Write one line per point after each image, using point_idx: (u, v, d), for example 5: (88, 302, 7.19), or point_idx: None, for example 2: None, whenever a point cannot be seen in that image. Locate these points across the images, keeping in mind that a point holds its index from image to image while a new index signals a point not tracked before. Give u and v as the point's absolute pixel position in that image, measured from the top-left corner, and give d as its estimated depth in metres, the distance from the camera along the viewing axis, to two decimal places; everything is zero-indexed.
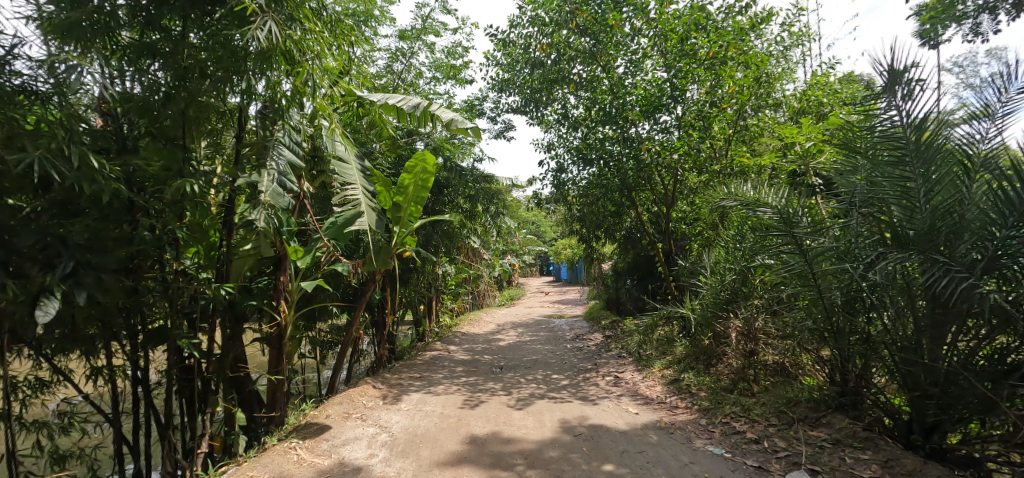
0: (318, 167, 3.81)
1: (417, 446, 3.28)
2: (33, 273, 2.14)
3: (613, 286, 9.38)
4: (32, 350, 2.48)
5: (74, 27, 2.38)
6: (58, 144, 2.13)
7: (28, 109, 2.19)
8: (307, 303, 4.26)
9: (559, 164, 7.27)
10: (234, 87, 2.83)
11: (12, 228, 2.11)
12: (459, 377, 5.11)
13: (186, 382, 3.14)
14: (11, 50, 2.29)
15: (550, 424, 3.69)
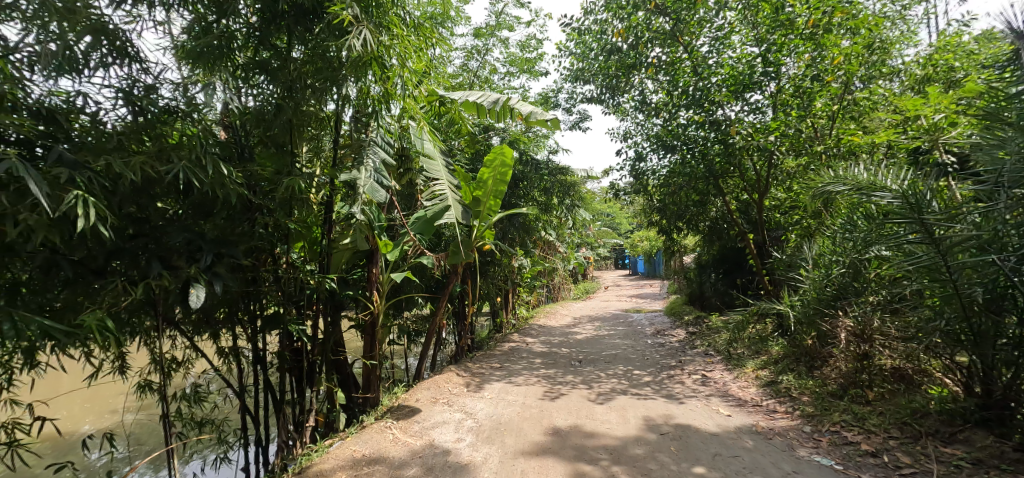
0: (405, 166, 4.01)
1: (502, 434, 3.38)
2: (181, 265, 2.48)
3: (697, 280, 8.99)
4: (175, 330, 2.86)
5: (201, 52, 2.68)
6: (198, 156, 2.42)
7: (170, 126, 2.52)
8: (395, 294, 4.50)
9: (638, 153, 7.06)
10: (333, 96, 3.04)
11: (162, 227, 2.46)
12: (538, 369, 5.16)
13: (296, 363, 3.46)
14: (156, 76, 2.62)
15: (634, 421, 3.64)
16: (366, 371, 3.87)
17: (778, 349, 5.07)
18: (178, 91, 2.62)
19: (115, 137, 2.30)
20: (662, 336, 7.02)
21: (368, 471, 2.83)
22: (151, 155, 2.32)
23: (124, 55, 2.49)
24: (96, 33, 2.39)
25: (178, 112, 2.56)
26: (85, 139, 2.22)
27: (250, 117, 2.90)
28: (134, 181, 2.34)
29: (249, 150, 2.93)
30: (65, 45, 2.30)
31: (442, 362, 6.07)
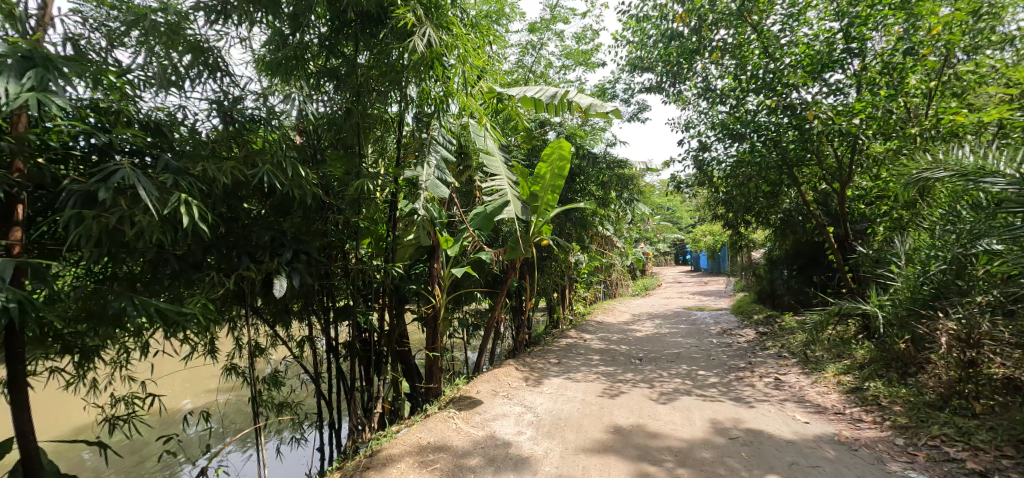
0: (465, 163, 4.09)
1: (562, 429, 3.40)
2: (266, 259, 2.69)
3: (768, 277, 8.56)
4: (258, 320, 3.09)
5: (280, 65, 2.91)
6: (279, 160, 2.61)
7: (255, 133, 2.76)
8: (455, 288, 4.62)
9: (701, 142, 6.80)
10: (394, 98, 3.16)
11: (248, 225, 2.70)
12: (598, 366, 5.13)
13: (364, 352, 3.64)
14: (243, 88, 2.84)
15: (701, 423, 3.54)
16: (430, 363, 3.99)
17: (863, 352, 4.72)
18: (260, 101, 2.83)
19: (209, 147, 2.54)
20: (729, 336, 6.76)
21: (433, 458, 2.93)
22: (240, 160, 2.56)
23: (214, 69, 2.72)
24: (191, 52, 2.63)
25: (259, 120, 2.80)
26: (184, 147, 2.47)
27: (323, 122, 3.06)
28: (226, 186, 2.56)
29: (321, 153, 3.12)
30: (166, 64, 2.56)
31: (501, 356, 6.16)
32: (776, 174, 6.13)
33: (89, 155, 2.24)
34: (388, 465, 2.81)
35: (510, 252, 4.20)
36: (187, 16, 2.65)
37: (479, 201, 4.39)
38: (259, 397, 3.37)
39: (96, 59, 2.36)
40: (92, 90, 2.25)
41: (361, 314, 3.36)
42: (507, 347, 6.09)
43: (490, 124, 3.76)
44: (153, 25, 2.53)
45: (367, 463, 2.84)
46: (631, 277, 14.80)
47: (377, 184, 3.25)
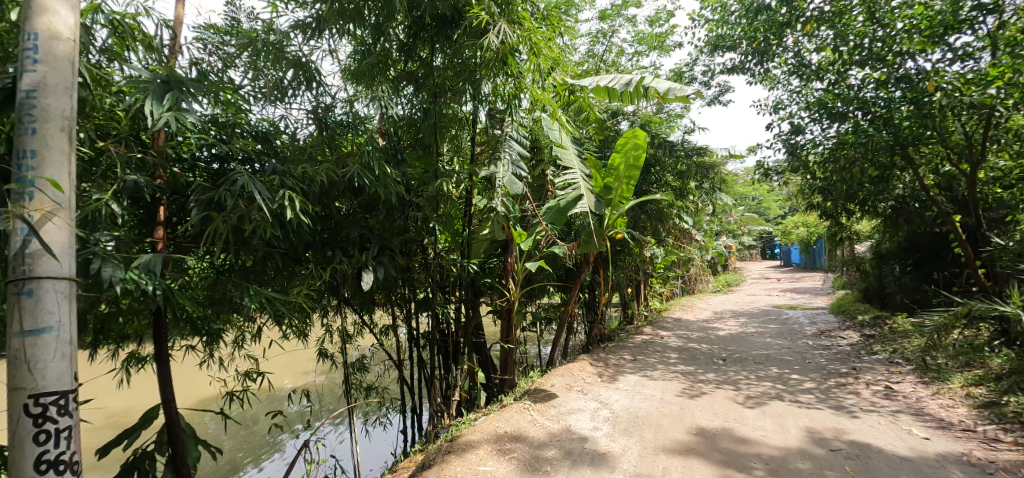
0: (537, 158, 4.12)
1: (641, 428, 3.35)
2: (355, 253, 2.90)
3: (877, 273, 7.78)
4: (346, 308, 3.32)
5: (366, 72, 3.11)
6: (367, 160, 2.81)
7: (345, 138, 3.03)
8: (528, 283, 4.68)
9: (794, 125, 6.34)
10: (467, 95, 3.26)
11: (340, 222, 2.92)
12: (676, 365, 4.97)
13: (442, 341, 3.78)
14: (334, 96, 3.13)
15: (795, 431, 3.33)
16: (504, 355, 4.05)
17: (999, 361, 4.14)
18: (349, 108, 3.14)
19: (307, 151, 2.76)
20: (827, 338, 6.25)
21: (510, 447, 2.98)
22: (332, 162, 2.77)
23: (307, 81, 2.99)
24: (287, 66, 2.90)
25: (349, 126, 3.10)
26: (286, 153, 2.71)
27: (403, 124, 3.31)
28: (321, 186, 2.79)
29: (402, 154, 3.34)
30: (271, 78, 2.85)
31: (575, 350, 6.15)
32: (885, 155, 5.52)
33: (211, 165, 2.56)
34: (467, 449, 2.89)
35: (582, 247, 4.14)
36: (287, 35, 2.97)
37: (551, 195, 4.40)
38: (348, 379, 3.63)
39: (216, 79, 2.61)
40: (213, 106, 2.53)
41: (439, 306, 3.48)
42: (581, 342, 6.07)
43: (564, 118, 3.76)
44: (258, 44, 2.81)
45: (447, 447, 2.95)
46: (712, 271, 14.13)
47: (454, 182, 3.38)
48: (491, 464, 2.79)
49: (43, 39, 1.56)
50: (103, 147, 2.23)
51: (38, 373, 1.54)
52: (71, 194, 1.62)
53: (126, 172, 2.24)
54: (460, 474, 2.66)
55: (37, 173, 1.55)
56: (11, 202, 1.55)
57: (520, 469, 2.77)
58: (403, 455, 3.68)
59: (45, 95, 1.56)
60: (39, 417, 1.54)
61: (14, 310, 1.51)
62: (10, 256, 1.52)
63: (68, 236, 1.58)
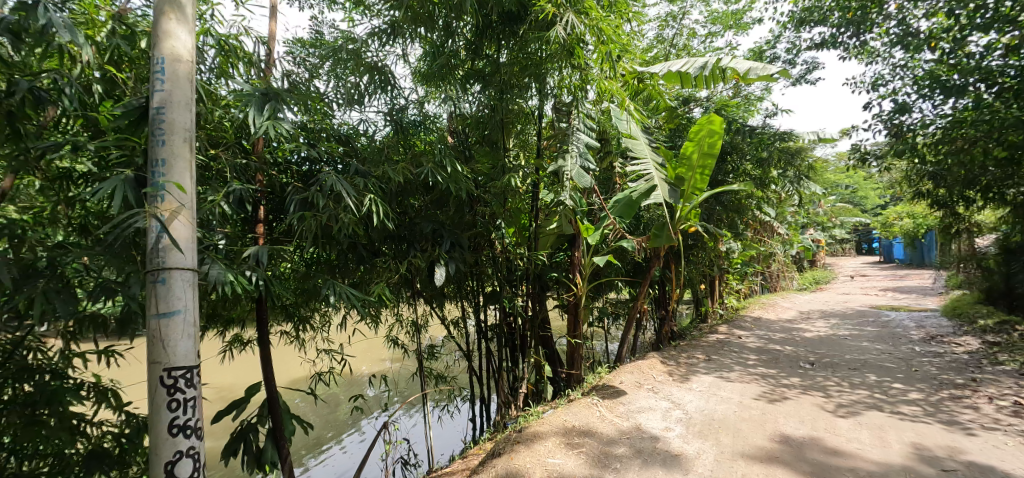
0: (604, 149, 4.06)
1: (717, 431, 3.23)
2: (429, 248, 3.09)
3: (999, 271, 6.91)
4: (418, 299, 3.46)
5: (438, 74, 3.21)
6: (440, 160, 2.93)
7: (418, 138, 3.23)
8: (595, 278, 4.64)
9: (900, 103, 5.81)
10: (532, 91, 3.31)
11: (414, 220, 3.13)
12: (755, 367, 4.72)
13: (509, 335, 3.84)
14: (407, 98, 3.30)
15: (898, 446, 3.05)
16: (571, 350, 4.01)
17: None
18: (419, 108, 3.32)
19: (383, 152, 2.98)
20: (937, 344, 5.65)
21: (579, 442, 2.98)
22: (407, 161, 2.96)
23: (381, 85, 3.15)
24: (364, 71, 3.09)
25: (420, 125, 3.30)
26: (365, 154, 2.95)
27: (471, 121, 3.37)
28: (397, 185, 2.99)
29: (470, 150, 3.45)
30: (349, 85, 3.06)
31: (646, 347, 6.01)
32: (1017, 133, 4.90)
33: (300, 167, 2.81)
34: (535, 441, 2.92)
35: (652, 240, 4.00)
36: (363, 42, 3.15)
37: (620, 187, 4.28)
38: (422, 366, 3.84)
39: (304, 89, 2.78)
40: (301, 114, 2.78)
41: (507, 299, 3.61)
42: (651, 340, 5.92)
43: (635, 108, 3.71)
44: (337, 54, 3.06)
45: (516, 437, 3.00)
46: (798, 267, 13.22)
47: (521, 177, 3.40)
48: (561, 458, 2.80)
49: (167, 61, 1.76)
50: (213, 154, 2.47)
51: (170, 350, 1.74)
52: (193, 195, 1.81)
53: (232, 177, 2.48)
54: (529, 466, 2.69)
55: (166, 178, 1.76)
56: (147, 204, 1.77)
57: (589, 464, 2.77)
58: (472, 443, 3.79)
59: (169, 111, 1.76)
60: (172, 389, 1.75)
61: (152, 296, 1.73)
62: (147, 250, 1.74)
63: (191, 232, 1.78)
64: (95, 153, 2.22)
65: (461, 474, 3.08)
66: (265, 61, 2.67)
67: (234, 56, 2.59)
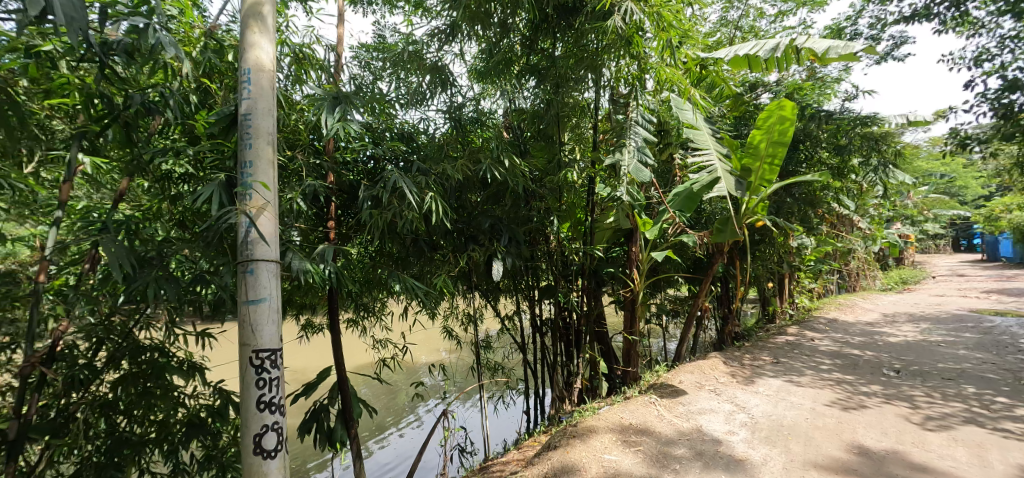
0: (663, 141, 3.92)
1: (786, 438, 3.06)
2: (486, 242, 3.13)
3: None
4: (474, 292, 3.51)
5: (492, 71, 3.26)
6: (497, 155, 3.00)
7: (475, 135, 3.27)
8: (653, 274, 4.52)
9: (1010, 80, 5.22)
10: (587, 84, 3.24)
11: (472, 214, 3.18)
12: (829, 372, 4.42)
13: (564, 330, 3.82)
14: (463, 96, 3.34)
15: (1002, 468, 2.75)
16: (627, 346, 3.89)
17: None
18: (476, 105, 3.31)
19: (442, 149, 3.07)
20: None
21: (636, 440, 2.93)
22: (467, 157, 3.03)
23: (440, 84, 3.25)
24: (425, 71, 3.21)
25: (477, 122, 3.30)
26: (426, 151, 3.06)
27: (527, 116, 3.36)
28: (457, 181, 3.07)
29: (525, 144, 3.47)
30: (410, 85, 3.18)
31: (707, 346, 5.80)
32: None
33: (367, 165, 2.97)
34: (591, 436, 2.90)
35: (714, 236, 3.81)
36: (423, 43, 3.26)
37: (680, 180, 4.09)
38: (478, 358, 3.90)
39: (368, 89, 2.92)
40: (368, 116, 2.91)
41: (562, 294, 3.57)
42: (713, 339, 5.70)
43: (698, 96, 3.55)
44: (398, 57, 3.19)
45: (571, 432, 2.99)
46: (881, 265, 12.25)
47: (577, 171, 3.35)
48: (617, 455, 2.75)
49: (253, 71, 1.90)
50: (290, 156, 2.65)
51: (257, 334, 1.89)
52: (275, 191, 1.94)
53: (306, 176, 2.63)
54: (585, 461, 2.67)
55: (253, 178, 1.90)
56: (239, 201, 1.93)
57: (647, 463, 2.72)
58: (527, 435, 3.80)
59: (255, 117, 1.90)
60: (259, 369, 1.89)
61: (242, 284, 1.88)
62: (239, 243, 1.90)
63: (275, 227, 1.91)
64: (194, 157, 2.50)
65: (516, 465, 3.10)
66: (334, 67, 2.83)
67: (307, 62, 2.78)
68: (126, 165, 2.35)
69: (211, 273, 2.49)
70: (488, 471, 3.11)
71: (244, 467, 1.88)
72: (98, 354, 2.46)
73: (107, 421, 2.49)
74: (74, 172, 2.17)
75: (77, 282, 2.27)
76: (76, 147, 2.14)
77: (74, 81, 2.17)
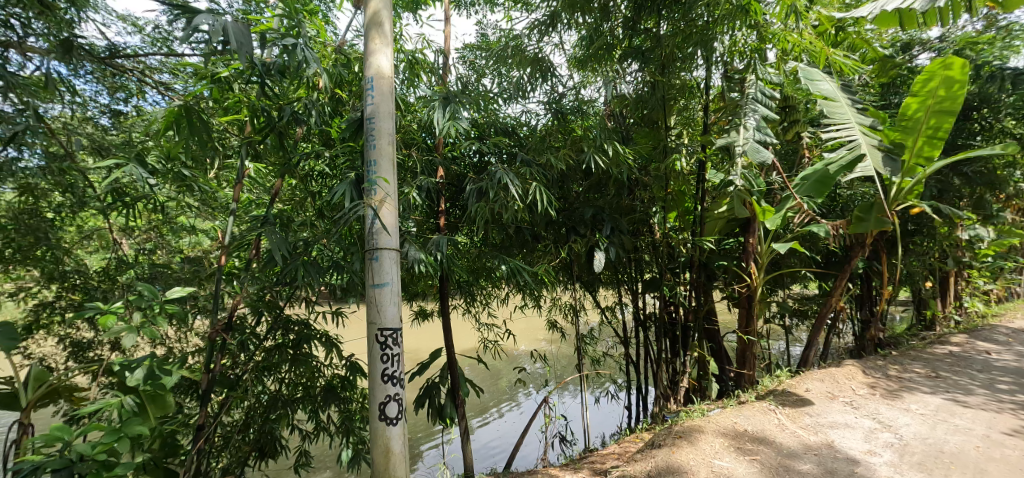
0: (790, 118, 3.28)
1: (944, 466, 2.59)
2: (587, 233, 3.05)
3: None
4: (575, 284, 3.43)
5: (594, 56, 3.18)
6: (600, 142, 2.90)
7: (575, 125, 3.15)
8: (776, 268, 4.08)
9: None
10: (696, 63, 3.04)
11: (575, 205, 3.13)
12: (1011, 391, 3.64)
13: (670, 325, 3.59)
14: (563, 85, 3.32)
15: None
16: (741, 347, 3.53)
17: None
18: (576, 94, 3.24)
19: (544, 139, 3.01)
20: None
21: (752, 448, 2.68)
22: (569, 147, 2.97)
23: (544, 76, 3.32)
24: (525, 65, 3.28)
25: (577, 111, 3.20)
26: (528, 142, 3.07)
27: (630, 103, 3.18)
28: (559, 172, 3.08)
29: (628, 130, 3.30)
30: (511, 80, 3.30)
31: (841, 351, 5.11)
32: None
33: (472, 159, 3.03)
34: (700, 438, 2.70)
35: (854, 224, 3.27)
36: (523, 37, 3.29)
37: (809, 160, 3.50)
38: (579, 348, 3.82)
39: (474, 88, 3.07)
40: (474, 112, 3.05)
41: (667, 287, 3.35)
42: (848, 344, 5.02)
43: (834, 58, 3.05)
44: (499, 55, 3.31)
45: (677, 431, 2.80)
46: None
47: (685, 156, 3.14)
48: (728, 463, 2.53)
49: (375, 79, 2.10)
50: (406, 154, 2.82)
51: (381, 314, 2.06)
52: (396, 186, 2.11)
53: (420, 172, 2.80)
54: (693, 465, 2.49)
55: (377, 174, 2.09)
56: (366, 196, 2.12)
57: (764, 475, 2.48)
58: (628, 432, 3.65)
59: (378, 120, 2.09)
60: (383, 345, 2.05)
61: (368, 270, 2.07)
62: (365, 233, 2.09)
63: (396, 219, 2.07)
64: (329, 159, 2.77)
65: (617, 459, 2.98)
66: (441, 68, 2.97)
67: (419, 66, 2.95)
68: (281, 167, 2.61)
69: (345, 260, 2.75)
70: (588, 463, 3.03)
71: (371, 431, 2.06)
72: (259, 325, 2.88)
73: (264, 382, 2.92)
74: (242, 175, 2.49)
75: (248, 265, 2.58)
76: (244, 154, 2.46)
77: (243, 97, 2.47)
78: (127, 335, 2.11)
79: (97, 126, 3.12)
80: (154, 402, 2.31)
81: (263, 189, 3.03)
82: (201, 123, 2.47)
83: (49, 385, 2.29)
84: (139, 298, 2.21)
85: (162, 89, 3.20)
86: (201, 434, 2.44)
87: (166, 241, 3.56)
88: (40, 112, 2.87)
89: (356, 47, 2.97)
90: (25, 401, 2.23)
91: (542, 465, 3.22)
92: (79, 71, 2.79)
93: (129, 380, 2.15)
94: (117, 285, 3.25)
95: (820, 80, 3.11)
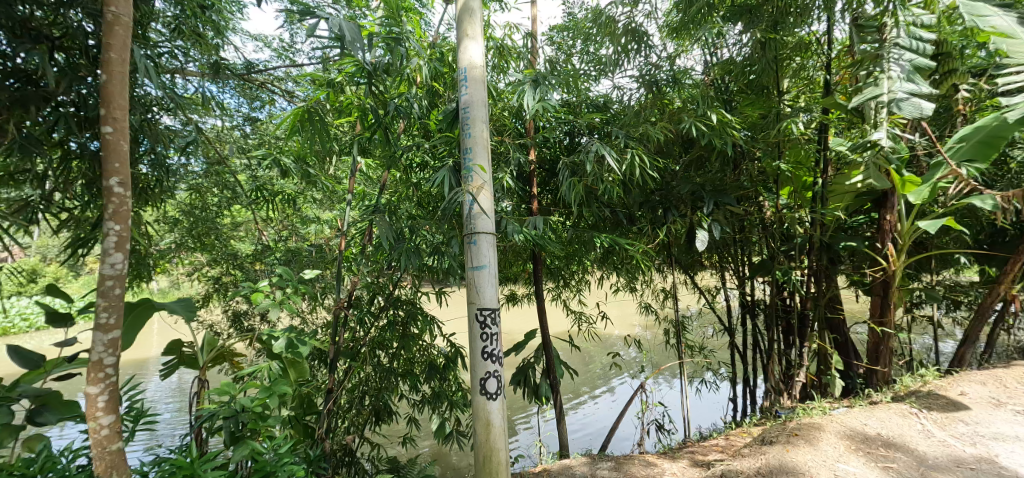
0: (944, 69, 2.80)
1: None
2: (689, 213, 2.86)
3: None
4: (673, 267, 3.26)
5: (693, 22, 2.92)
6: (701, 112, 2.70)
7: (671, 99, 2.95)
8: (921, 249, 3.53)
9: None
10: (815, 16, 2.69)
11: (679, 182, 2.92)
12: None
13: (783, 313, 3.26)
14: (658, 57, 3.12)
15: None
16: (873, 339, 3.11)
17: None
18: (672, 64, 3.02)
19: (639, 114, 2.83)
20: None
21: (887, 455, 2.36)
22: (666, 119, 2.80)
23: (640, 48, 3.13)
24: (618, 39, 3.12)
25: (674, 83, 3.01)
26: (623, 118, 2.93)
27: (734, 69, 2.92)
28: (655, 146, 2.91)
29: (732, 101, 3.04)
30: (604, 56, 3.17)
31: (1010, 351, 4.29)
32: None
33: (564, 141, 2.97)
34: (820, 437, 2.43)
35: None
36: (617, 11, 3.12)
37: (966, 118, 2.95)
38: (679, 333, 3.61)
39: (564, 68, 2.98)
40: (564, 92, 2.97)
41: (780, 271, 3.04)
42: (1018, 340, 4.20)
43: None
44: (587, 32, 3.21)
45: (793, 428, 2.54)
46: None
47: (803, 123, 2.81)
48: (858, 469, 2.26)
49: (467, 70, 2.08)
50: (499, 140, 2.83)
51: (479, 294, 2.06)
52: (491, 172, 2.09)
53: (513, 156, 2.78)
54: (813, 466, 2.24)
55: (473, 161, 2.08)
56: (463, 183, 2.13)
57: None
58: (735, 424, 3.42)
59: (473, 110, 2.08)
60: (482, 324, 2.06)
61: (467, 254, 2.08)
62: (464, 217, 2.10)
63: (493, 204, 2.06)
64: (429, 149, 2.85)
65: (720, 453, 2.80)
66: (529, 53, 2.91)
67: (508, 53, 2.92)
68: (385, 160, 2.74)
69: (444, 244, 2.83)
70: (688, 453, 2.87)
71: (472, 405, 2.08)
72: (373, 305, 3.06)
73: (378, 359, 3.11)
74: (354, 169, 2.66)
75: (363, 251, 2.75)
76: (356, 150, 2.60)
77: (354, 98, 2.61)
78: (273, 310, 2.28)
79: (241, 132, 3.80)
80: (294, 368, 2.47)
81: (372, 180, 3.23)
82: (320, 124, 2.65)
83: (218, 349, 2.42)
84: (281, 279, 2.41)
85: (287, 96, 3.79)
86: (330, 397, 2.63)
87: (296, 231, 4.01)
88: (200, 124, 3.56)
89: (449, 39, 2.99)
90: (201, 363, 2.37)
91: (640, 451, 3.10)
92: (225, 87, 3.41)
93: (273, 348, 2.34)
94: (262, 268, 3.83)
95: (989, 14, 2.53)
